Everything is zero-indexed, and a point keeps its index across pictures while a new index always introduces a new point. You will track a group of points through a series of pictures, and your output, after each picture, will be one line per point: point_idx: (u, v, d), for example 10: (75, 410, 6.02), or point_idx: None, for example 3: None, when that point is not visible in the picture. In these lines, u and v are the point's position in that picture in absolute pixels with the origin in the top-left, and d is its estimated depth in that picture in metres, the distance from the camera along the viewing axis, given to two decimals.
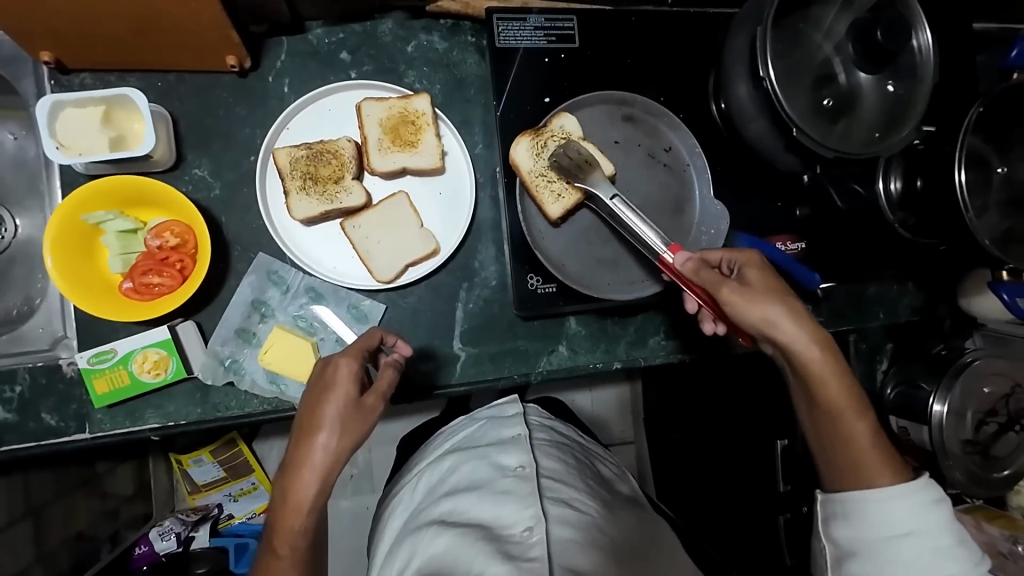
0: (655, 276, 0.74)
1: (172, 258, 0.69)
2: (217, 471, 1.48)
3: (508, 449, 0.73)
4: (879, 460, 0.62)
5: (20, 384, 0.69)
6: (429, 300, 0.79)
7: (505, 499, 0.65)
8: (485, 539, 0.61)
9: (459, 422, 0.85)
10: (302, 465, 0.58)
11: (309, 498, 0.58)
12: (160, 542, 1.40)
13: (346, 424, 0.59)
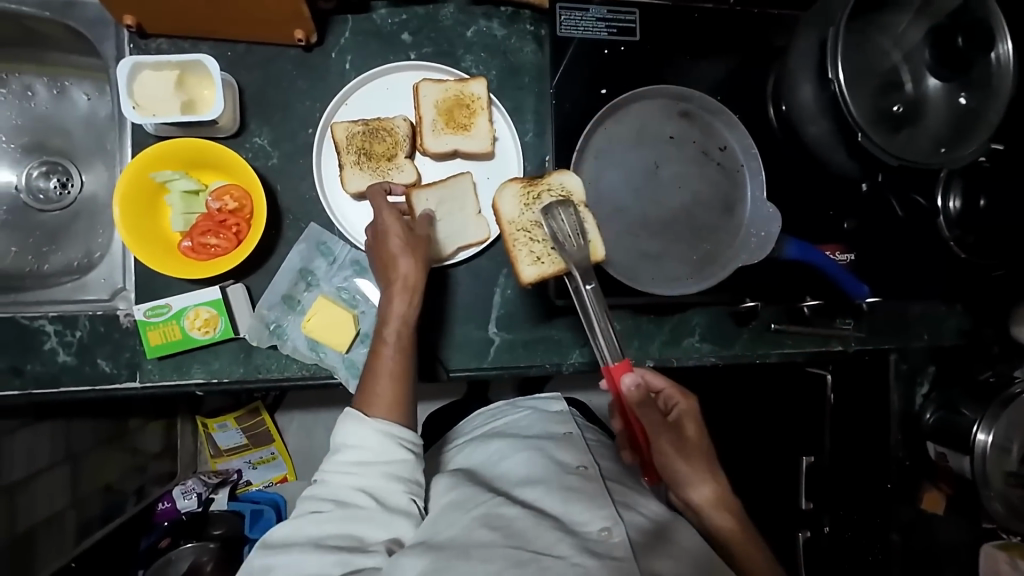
0: (700, 276, 0.69)
1: (230, 221, 0.71)
2: (238, 438, 1.55)
3: (565, 449, 0.74)
4: None
5: (80, 330, 0.72)
6: (469, 282, 0.81)
7: (570, 492, 0.65)
8: (562, 529, 0.60)
9: (501, 407, 0.87)
10: (392, 291, 0.67)
11: (404, 321, 0.67)
12: (182, 500, 1.45)
13: (410, 243, 0.68)
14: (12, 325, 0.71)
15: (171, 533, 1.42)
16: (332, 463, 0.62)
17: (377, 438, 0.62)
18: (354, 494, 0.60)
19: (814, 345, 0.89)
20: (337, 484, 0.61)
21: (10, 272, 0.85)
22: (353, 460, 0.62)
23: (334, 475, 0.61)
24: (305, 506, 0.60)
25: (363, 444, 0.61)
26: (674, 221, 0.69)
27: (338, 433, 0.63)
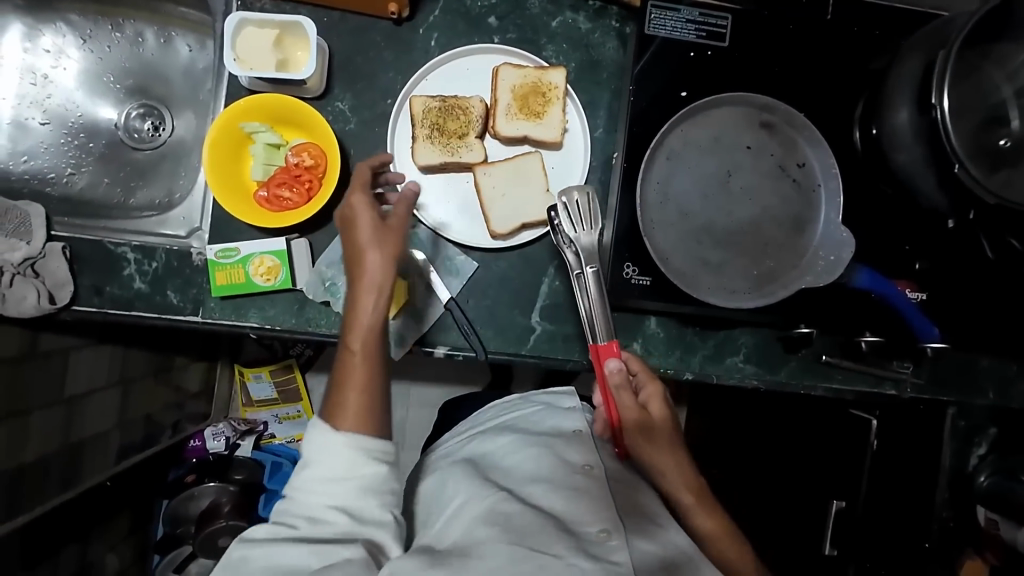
0: (760, 291, 0.67)
1: (304, 176, 0.75)
2: (269, 391, 1.63)
3: (574, 447, 0.69)
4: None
5: (156, 261, 0.76)
6: (519, 268, 0.81)
7: (575, 496, 0.62)
8: (559, 528, 0.57)
9: (516, 399, 0.84)
10: (358, 288, 0.62)
11: (371, 321, 0.61)
12: (211, 441, 1.55)
13: (381, 239, 0.62)
14: (98, 248, 0.76)
15: (198, 470, 1.50)
16: (293, 485, 0.58)
17: (346, 455, 0.57)
18: (323, 513, 0.56)
19: (863, 384, 0.86)
20: (302, 504, 0.57)
21: (99, 201, 0.91)
22: (318, 478, 0.57)
23: (297, 497, 0.57)
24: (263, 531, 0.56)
25: (329, 458, 0.57)
26: (739, 234, 0.67)
27: (306, 450, 0.59)
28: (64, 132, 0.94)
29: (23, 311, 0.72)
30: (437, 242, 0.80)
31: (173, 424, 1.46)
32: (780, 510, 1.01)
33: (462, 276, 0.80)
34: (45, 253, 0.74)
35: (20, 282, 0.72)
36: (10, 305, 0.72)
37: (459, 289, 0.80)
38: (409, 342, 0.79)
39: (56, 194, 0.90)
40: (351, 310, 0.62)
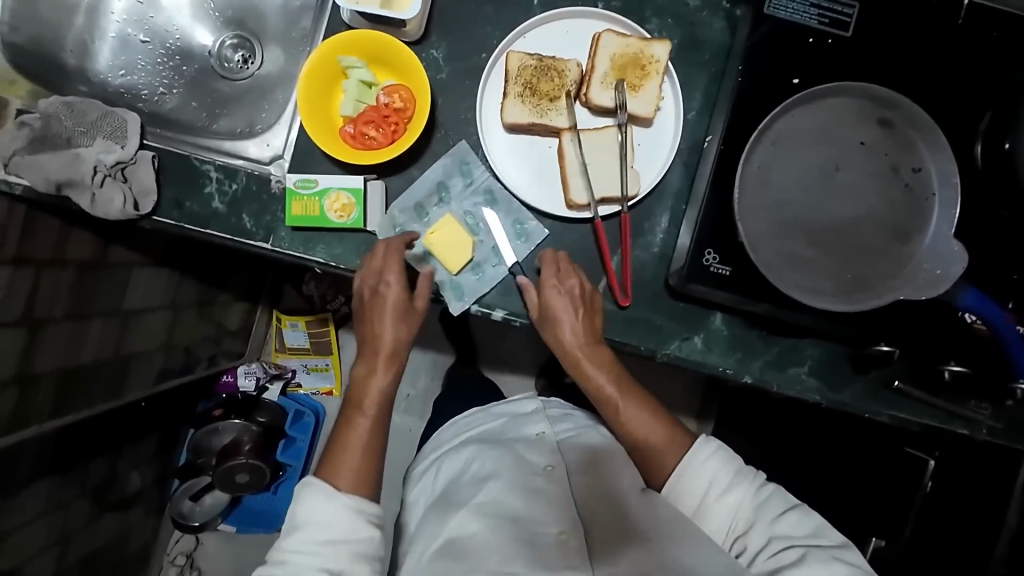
0: (849, 297, 0.63)
1: (391, 118, 0.74)
2: (303, 340, 1.62)
3: (534, 451, 0.84)
4: (663, 438, 0.74)
5: (237, 183, 0.78)
6: (589, 242, 0.79)
7: (530, 494, 0.76)
8: (519, 539, 0.71)
9: (472, 415, 0.98)
10: (378, 358, 0.76)
11: (382, 392, 0.76)
12: (242, 379, 1.56)
13: (404, 319, 0.75)
14: (184, 162, 0.78)
15: (225, 406, 1.55)
16: (291, 543, 0.67)
17: (341, 511, 0.68)
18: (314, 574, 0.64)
19: (933, 419, 0.81)
20: (297, 566, 0.65)
21: (185, 123, 0.93)
22: (317, 540, 0.67)
23: (298, 555, 0.66)
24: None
25: (327, 522, 0.68)
26: (835, 233, 0.63)
27: (302, 510, 0.68)
28: (161, 52, 0.96)
29: (108, 213, 0.74)
30: (511, 205, 0.79)
31: (208, 358, 1.50)
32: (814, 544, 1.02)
33: (530, 241, 0.79)
34: (136, 160, 0.76)
35: (109, 184, 0.74)
36: (97, 206, 0.74)
37: (527, 254, 0.79)
38: (469, 299, 0.78)
39: (147, 111, 0.93)
40: (361, 383, 0.76)
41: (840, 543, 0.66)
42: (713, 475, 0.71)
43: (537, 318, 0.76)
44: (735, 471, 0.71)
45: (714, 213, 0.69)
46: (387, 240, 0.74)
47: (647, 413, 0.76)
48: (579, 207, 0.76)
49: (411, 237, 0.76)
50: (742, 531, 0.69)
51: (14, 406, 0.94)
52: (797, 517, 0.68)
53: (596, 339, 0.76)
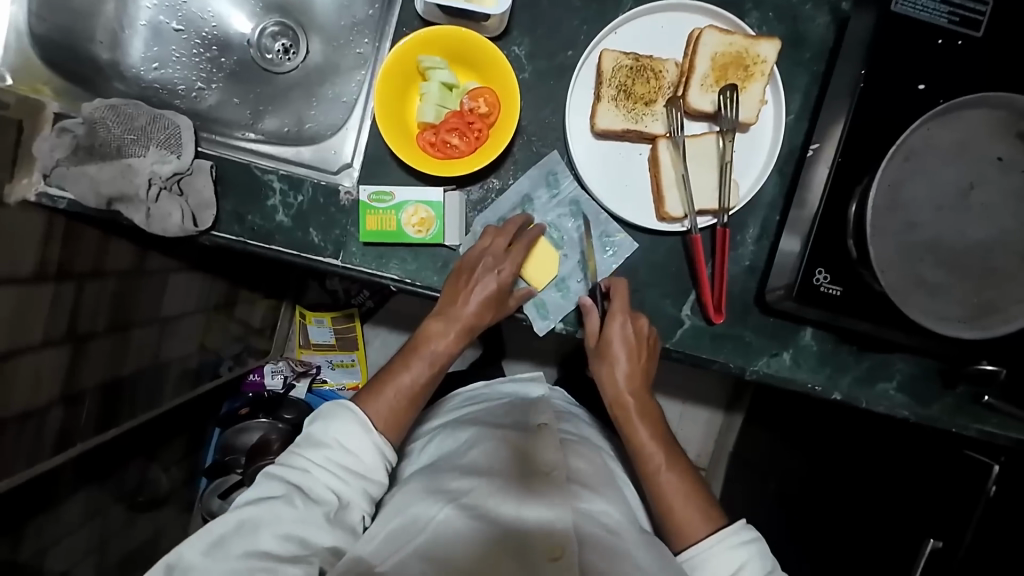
0: (975, 323, 0.60)
1: (476, 124, 0.69)
2: (328, 337, 1.49)
3: (538, 447, 0.68)
4: (698, 509, 0.69)
5: (302, 195, 0.73)
6: (677, 255, 0.75)
7: (530, 502, 0.60)
8: (505, 556, 0.56)
9: (481, 391, 0.86)
10: (456, 325, 0.70)
11: (441, 356, 0.71)
12: (269, 378, 1.41)
13: (494, 305, 0.70)
14: (245, 172, 0.74)
15: (252, 405, 1.37)
16: (311, 453, 0.64)
17: (369, 450, 0.64)
18: (320, 491, 0.62)
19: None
20: (313, 479, 0.62)
21: (228, 121, 0.85)
22: (340, 463, 0.63)
23: (317, 470, 0.63)
24: (281, 489, 0.62)
25: (358, 454, 0.64)
26: (967, 257, 0.59)
27: (330, 427, 0.64)
28: (196, 43, 0.88)
29: (165, 230, 0.69)
30: (598, 217, 0.74)
31: (234, 356, 1.36)
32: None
33: (618, 255, 0.74)
34: (193, 170, 0.71)
35: (166, 198, 0.69)
36: (154, 222, 0.68)
37: (612, 269, 0.74)
38: (553, 318, 0.75)
39: (185, 108, 0.85)
40: (427, 333, 0.70)
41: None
42: (741, 562, 0.64)
43: (595, 352, 0.72)
44: (765, 565, 0.65)
45: (828, 229, 0.65)
46: (522, 218, 0.71)
47: (681, 479, 0.70)
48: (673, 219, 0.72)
49: (537, 228, 0.72)
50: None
51: (60, 428, 0.87)
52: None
53: (646, 387, 0.74)
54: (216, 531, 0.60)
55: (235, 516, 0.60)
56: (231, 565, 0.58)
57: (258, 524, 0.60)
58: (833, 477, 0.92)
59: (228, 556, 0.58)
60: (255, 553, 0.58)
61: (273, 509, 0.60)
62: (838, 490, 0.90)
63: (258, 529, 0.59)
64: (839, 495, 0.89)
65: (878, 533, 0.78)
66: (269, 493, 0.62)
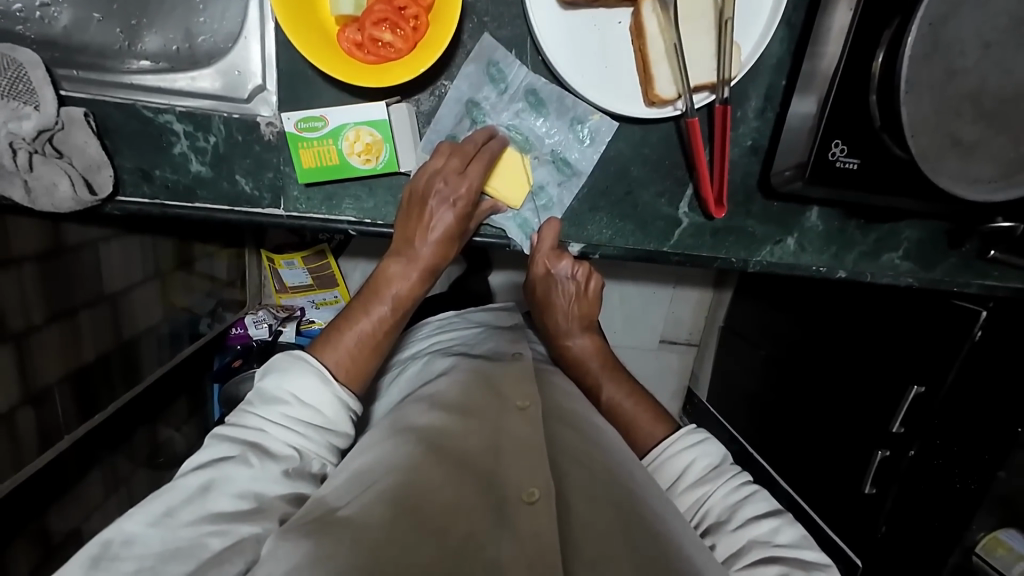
0: (1009, 180, 0.54)
1: (409, 10, 0.55)
2: (304, 279, 1.28)
3: (512, 383, 0.62)
4: (654, 420, 0.69)
5: (214, 135, 0.60)
6: (670, 144, 0.65)
7: (507, 444, 0.53)
8: (479, 493, 0.48)
9: (452, 318, 0.83)
10: (415, 260, 0.62)
11: (404, 294, 0.62)
12: (254, 328, 1.25)
13: (452, 236, 0.62)
14: (134, 116, 0.60)
15: (245, 356, 1.22)
16: (265, 410, 0.54)
17: (331, 403, 0.55)
18: (276, 446, 0.52)
19: (1020, 282, 0.77)
20: (271, 436, 0.53)
21: (98, 47, 0.66)
22: (300, 419, 0.54)
23: (275, 426, 0.53)
24: (233, 448, 0.51)
25: (315, 406, 0.54)
26: (1013, 103, 0.50)
27: (285, 381, 0.55)
28: None
29: (58, 205, 0.57)
30: (563, 102, 0.63)
31: (210, 313, 1.20)
32: (824, 450, 0.95)
33: (595, 142, 0.65)
34: (64, 123, 0.56)
35: (42, 164, 0.55)
36: (38, 198, 0.56)
37: (595, 162, 0.65)
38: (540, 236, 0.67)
39: (34, 36, 0.65)
40: (388, 273, 0.63)
41: (821, 561, 0.57)
42: (687, 461, 0.64)
43: (539, 301, 0.77)
44: (714, 461, 0.65)
45: (849, 90, 0.56)
46: (482, 132, 0.62)
47: (629, 398, 0.72)
48: (663, 103, 0.60)
49: (500, 141, 0.62)
50: (706, 528, 0.61)
51: (37, 428, 0.78)
52: (784, 526, 0.59)
53: (590, 322, 0.79)
54: (152, 501, 0.47)
55: (175, 485, 0.49)
56: (178, 536, 0.46)
57: (209, 486, 0.49)
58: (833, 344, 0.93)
59: (174, 527, 0.46)
60: (208, 516, 0.47)
61: (224, 471, 0.50)
62: (833, 351, 0.93)
63: (207, 490, 0.48)
64: (836, 359, 0.92)
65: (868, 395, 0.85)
66: (219, 455, 0.51)
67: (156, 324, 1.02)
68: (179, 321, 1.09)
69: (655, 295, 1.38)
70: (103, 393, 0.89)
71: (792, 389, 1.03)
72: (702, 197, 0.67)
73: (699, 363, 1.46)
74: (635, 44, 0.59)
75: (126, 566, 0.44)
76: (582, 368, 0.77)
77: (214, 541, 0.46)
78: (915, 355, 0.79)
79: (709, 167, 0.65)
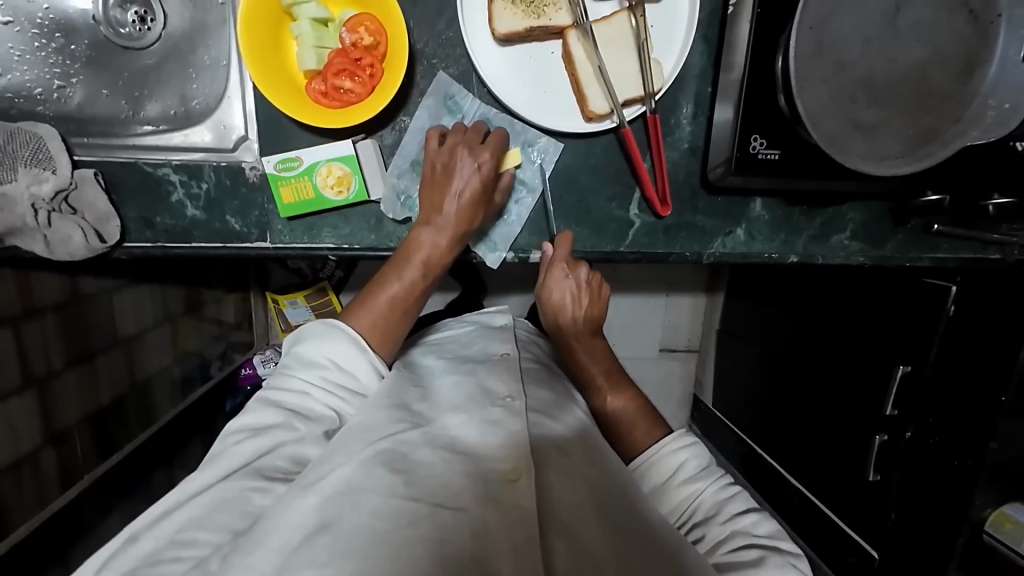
0: (914, 154, 0.60)
1: (365, 60, 0.64)
2: (307, 317, 1.33)
3: (497, 377, 0.67)
4: (647, 423, 0.71)
5: (206, 182, 0.69)
6: (614, 154, 0.72)
7: (493, 431, 0.58)
8: (469, 473, 0.53)
9: (447, 322, 0.90)
10: (441, 228, 0.68)
11: (432, 259, 0.68)
12: (262, 368, 1.28)
13: (476, 203, 0.68)
14: (136, 171, 0.69)
15: None
16: (306, 373, 0.62)
17: (366, 368, 0.63)
18: (319, 407, 0.60)
19: (971, 252, 0.81)
20: (314, 399, 0.60)
21: (106, 118, 0.76)
22: (340, 383, 0.62)
23: (318, 389, 0.61)
24: (278, 416, 0.58)
25: (352, 370, 0.63)
26: (900, 87, 0.58)
27: (323, 347, 0.63)
28: (35, 33, 0.75)
29: (72, 254, 0.65)
30: (515, 128, 0.71)
31: (220, 355, 1.26)
32: (822, 437, 0.96)
33: (546, 162, 0.72)
34: (77, 183, 0.65)
35: (59, 220, 0.63)
36: (56, 248, 0.64)
37: (547, 176, 0.72)
38: (502, 247, 0.74)
39: (52, 113, 0.75)
40: (419, 242, 0.68)
41: (796, 552, 0.59)
42: (682, 459, 0.66)
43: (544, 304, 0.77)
44: (705, 461, 0.66)
45: (759, 90, 0.63)
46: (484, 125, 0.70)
47: (629, 405, 0.74)
48: (600, 117, 0.68)
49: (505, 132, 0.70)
50: (697, 520, 0.63)
51: (59, 467, 0.84)
52: (764, 520, 0.61)
53: (596, 328, 0.78)
54: (192, 480, 0.54)
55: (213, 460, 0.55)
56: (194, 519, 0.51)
57: (255, 446, 0.55)
58: (823, 333, 0.95)
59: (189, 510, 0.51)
60: (253, 472, 0.53)
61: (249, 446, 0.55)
62: (823, 341, 0.96)
63: (251, 451, 0.55)
64: (827, 347, 0.94)
65: (852, 374, 0.88)
66: (265, 422, 0.58)
67: (168, 366, 1.08)
68: (191, 364, 1.16)
69: (648, 303, 1.41)
70: (119, 434, 0.95)
71: (787, 381, 1.05)
72: (650, 200, 0.73)
73: (700, 367, 1.47)
74: (568, 70, 0.67)
75: (175, 521, 0.50)
76: (584, 374, 0.78)
77: (255, 497, 0.52)
78: (896, 335, 0.82)
79: (649, 172, 0.71)
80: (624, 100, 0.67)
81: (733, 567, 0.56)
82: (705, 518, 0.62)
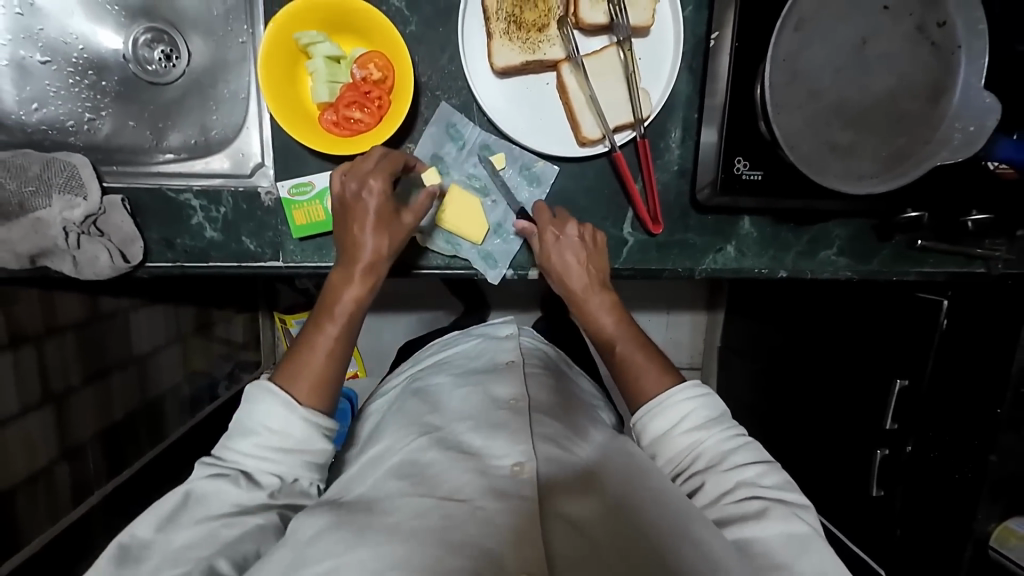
0: (890, 173, 0.64)
1: (374, 92, 0.69)
2: None
3: (502, 384, 0.70)
4: (657, 372, 0.68)
5: (224, 206, 0.73)
6: (607, 175, 0.76)
7: (499, 430, 0.61)
8: (475, 469, 0.56)
9: (454, 337, 0.93)
10: (355, 258, 0.66)
11: (351, 290, 0.66)
12: None
13: (383, 225, 0.66)
14: (159, 197, 0.73)
15: None
16: (240, 432, 0.60)
17: (292, 422, 0.60)
18: (257, 463, 0.59)
19: (955, 266, 0.82)
20: (250, 458, 0.59)
21: (131, 147, 0.81)
22: (269, 441, 0.60)
23: (251, 448, 0.59)
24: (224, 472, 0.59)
25: (275, 425, 0.60)
26: (870, 113, 0.62)
27: (249, 405, 0.61)
28: (70, 71, 0.81)
29: (98, 273, 0.69)
30: (513, 152, 0.75)
31: (228, 374, 1.29)
32: (825, 449, 0.96)
33: (544, 184, 0.76)
34: (105, 208, 0.70)
35: (87, 242, 0.68)
36: (83, 268, 0.68)
37: (543, 200, 0.76)
38: (502, 264, 0.76)
39: (82, 144, 0.80)
40: (340, 278, 0.67)
41: (802, 502, 0.60)
42: (686, 409, 0.64)
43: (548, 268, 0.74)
44: (713, 412, 0.64)
45: (741, 115, 0.67)
46: (377, 149, 0.68)
47: (638, 353, 0.70)
48: (592, 141, 0.72)
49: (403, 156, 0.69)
50: (696, 469, 0.62)
51: (72, 482, 0.86)
52: (771, 471, 0.62)
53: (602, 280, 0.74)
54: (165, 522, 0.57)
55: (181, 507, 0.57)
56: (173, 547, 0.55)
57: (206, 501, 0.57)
58: (818, 347, 0.98)
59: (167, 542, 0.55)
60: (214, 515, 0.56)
61: (216, 486, 0.57)
62: (818, 355, 0.97)
63: (206, 502, 0.57)
64: (822, 361, 0.96)
65: (852, 386, 0.89)
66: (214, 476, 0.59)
67: (177, 385, 1.11)
68: (199, 383, 1.18)
69: (649, 321, 1.43)
70: (130, 450, 0.97)
71: (787, 394, 1.07)
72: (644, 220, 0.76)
73: None
74: (562, 98, 0.72)
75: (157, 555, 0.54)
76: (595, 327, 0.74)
77: (224, 531, 0.56)
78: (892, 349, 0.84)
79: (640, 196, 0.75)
80: (615, 126, 0.72)
81: (733, 520, 0.57)
82: (704, 466, 0.62)
